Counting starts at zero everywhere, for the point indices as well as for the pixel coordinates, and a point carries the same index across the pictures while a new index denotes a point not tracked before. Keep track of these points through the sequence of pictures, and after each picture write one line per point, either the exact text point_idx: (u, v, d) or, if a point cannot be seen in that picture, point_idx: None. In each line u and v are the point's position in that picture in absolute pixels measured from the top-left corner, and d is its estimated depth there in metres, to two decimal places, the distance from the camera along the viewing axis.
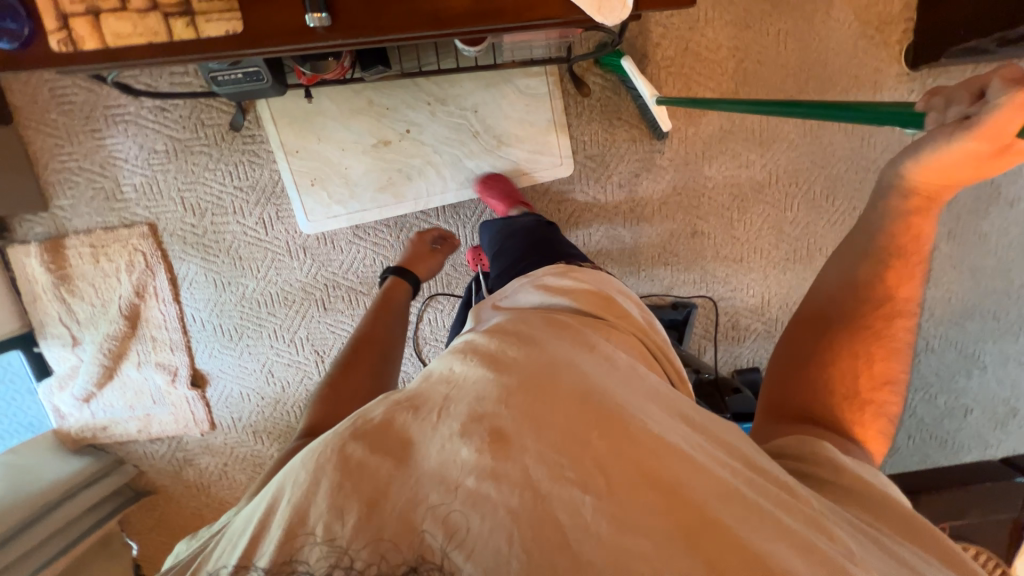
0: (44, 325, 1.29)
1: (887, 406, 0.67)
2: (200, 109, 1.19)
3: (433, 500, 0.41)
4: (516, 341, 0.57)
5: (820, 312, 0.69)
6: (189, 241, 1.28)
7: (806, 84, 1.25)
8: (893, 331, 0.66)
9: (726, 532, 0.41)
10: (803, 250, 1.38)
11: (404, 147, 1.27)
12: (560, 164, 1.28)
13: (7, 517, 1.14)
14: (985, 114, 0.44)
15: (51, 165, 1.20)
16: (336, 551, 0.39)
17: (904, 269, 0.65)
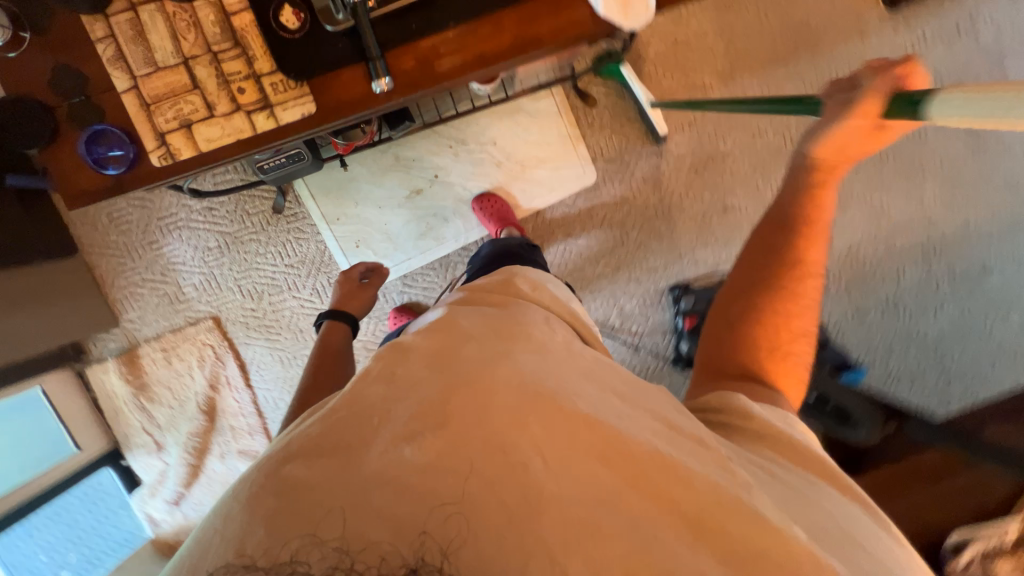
0: (129, 436, 1.34)
1: (805, 357, 0.69)
2: (243, 200, 1.27)
3: (377, 502, 0.45)
4: (442, 336, 0.59)
5: (754, 267, 0.72)
6: (252, 325, 1.33)
7: (795, 47, 1.31)
8: (806, 289, 0.69)
9: (651, 493, 0.47)
10: None
11: (436, 192, 1.33)
12: (584, 172, 1.34)
13: None
14: (861, 95, 0.56)
15: (116, 283, 1.28)
16: (327, 559, 0.43)
17: (813, 231, 0.69)
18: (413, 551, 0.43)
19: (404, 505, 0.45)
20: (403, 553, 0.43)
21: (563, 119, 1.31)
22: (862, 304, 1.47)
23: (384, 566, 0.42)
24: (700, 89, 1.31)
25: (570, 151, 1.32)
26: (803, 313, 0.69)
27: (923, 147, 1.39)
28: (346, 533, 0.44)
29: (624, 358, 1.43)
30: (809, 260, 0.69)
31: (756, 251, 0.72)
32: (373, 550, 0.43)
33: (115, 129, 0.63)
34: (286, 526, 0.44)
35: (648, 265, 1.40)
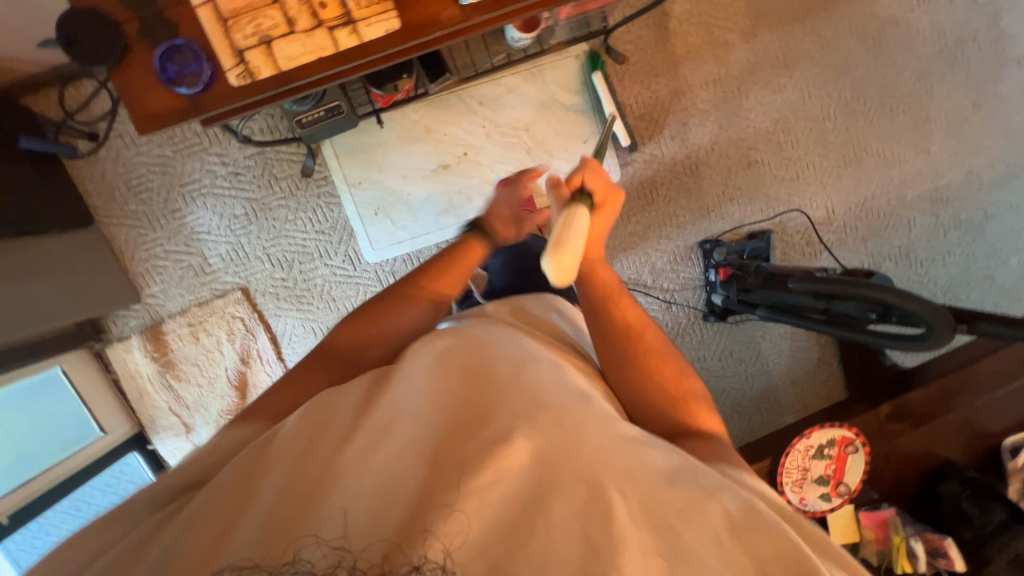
0: (155, 419, 1.28)
1: (695, 392, 0.70)
2: (271, 164, 1.23)
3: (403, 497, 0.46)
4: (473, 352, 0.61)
5: (607, 332, 0.73)
6: (283, 295, 1.28)
7: (810, 4, 1.37)
8: (651, 343, 0.72)
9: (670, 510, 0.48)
10: (851, 152, 1.45)
11: (463, 168, 1.29)
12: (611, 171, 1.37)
13: None
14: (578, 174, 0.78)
15: (137, 255, 1.23)
16: (335, 555, 0.42)
17: (616, 296, 0.76)
18: (418, 552, 0.42)
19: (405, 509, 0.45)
20: (406, 555, 0.42)
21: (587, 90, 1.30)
22: (882, 253, 1.50)
23: (387, 563, 0.42)
24: (721, 46, 1.35)
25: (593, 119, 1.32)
26: (666, 357, 0.71)
27: (933, 98, 1.44)
28: (349, 532, 0.43)
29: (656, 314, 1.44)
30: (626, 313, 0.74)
31: (598, 320, 0.74)
32: (377, 545, 0.43)
33: (193, 45, 0.67)
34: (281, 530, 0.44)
35: (678, 222, 1.42)
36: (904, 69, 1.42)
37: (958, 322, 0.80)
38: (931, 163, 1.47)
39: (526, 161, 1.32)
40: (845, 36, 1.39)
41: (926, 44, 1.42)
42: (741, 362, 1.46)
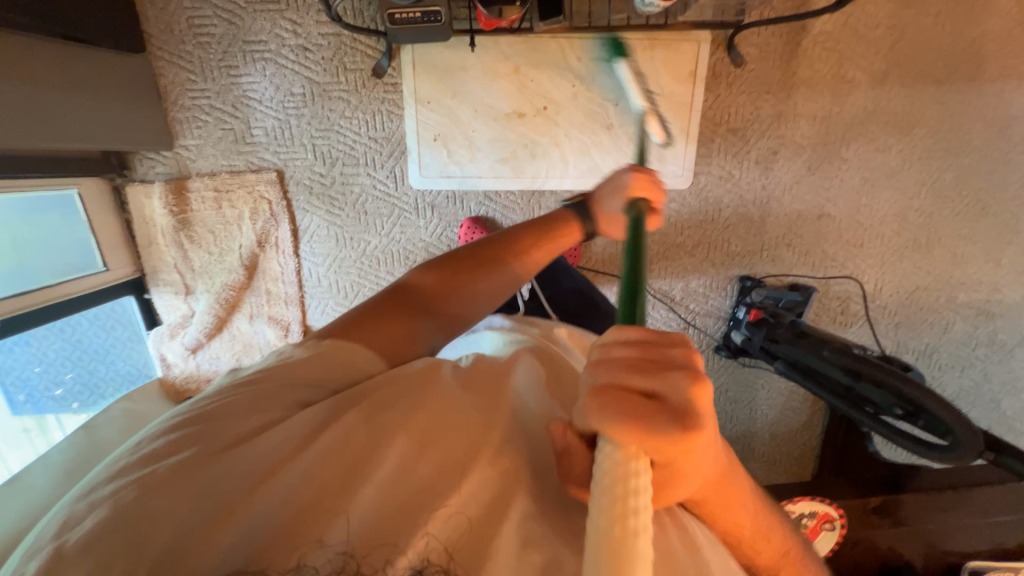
0: (158, 270, 1.28)
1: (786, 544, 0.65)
2: (344, 51, 1.13)
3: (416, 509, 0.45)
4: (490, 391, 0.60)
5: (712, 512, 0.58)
6: (315, 192, 1.23)
7: (955, 69, 1.24)
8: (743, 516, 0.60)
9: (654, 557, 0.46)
10: (924, 238, 1.38)
11: (537, 123, 1.21)
12: (679, 176, 1.30)
13: None
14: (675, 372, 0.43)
15: (180, 101, 1.16)
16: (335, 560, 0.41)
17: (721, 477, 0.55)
18: (418, 554, 0.42)
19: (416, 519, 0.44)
20: (406, 553, 0.42)
21: (691, 83, 1.21)
22: (909, 346, 1.47)
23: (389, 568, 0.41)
24: (845, 84, 1.24)
25: (683, 118, 1.23)
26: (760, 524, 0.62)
27: None
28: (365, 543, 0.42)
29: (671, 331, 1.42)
30: (756, 548, 0.63)
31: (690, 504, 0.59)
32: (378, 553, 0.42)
33: None
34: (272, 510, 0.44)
35: (727, 250, 1.37)
36: (1015, 172, 1.32)
37: (986, 448, 0.80)
38: (996, 276, 1.41)
39: (603, 139, 1.24)
40: (972, 116, 1.28)
41: None
42: (733, 402, 1.44)
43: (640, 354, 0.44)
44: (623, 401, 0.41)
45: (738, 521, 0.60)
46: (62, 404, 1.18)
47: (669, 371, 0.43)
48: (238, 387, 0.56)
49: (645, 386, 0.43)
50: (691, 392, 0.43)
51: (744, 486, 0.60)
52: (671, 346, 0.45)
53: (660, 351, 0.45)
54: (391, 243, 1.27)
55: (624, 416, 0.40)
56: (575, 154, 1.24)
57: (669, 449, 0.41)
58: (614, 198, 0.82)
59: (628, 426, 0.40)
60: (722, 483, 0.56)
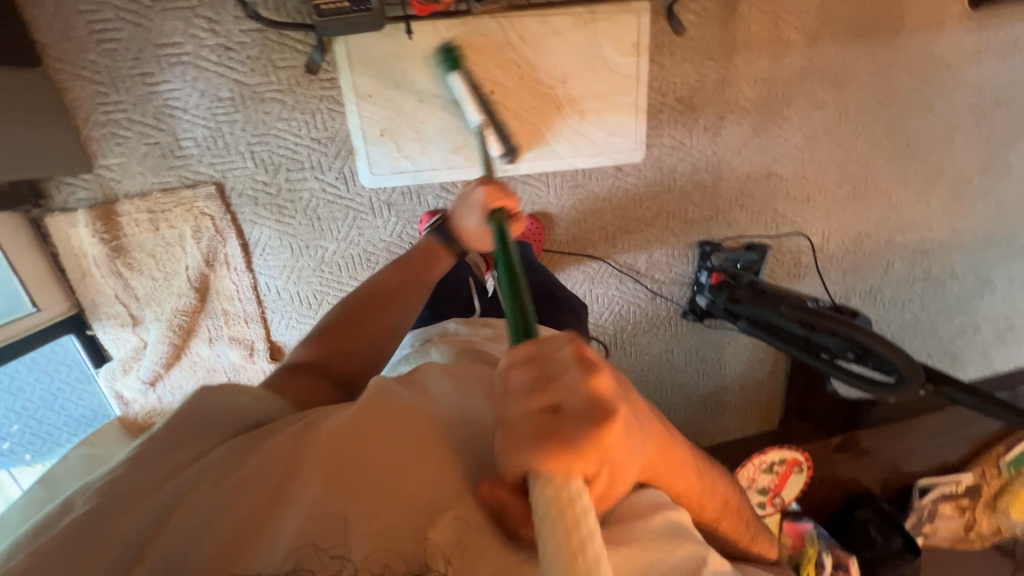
0: (98, 304, 1.18)
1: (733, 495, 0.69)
2: (272, 48, 1.06)
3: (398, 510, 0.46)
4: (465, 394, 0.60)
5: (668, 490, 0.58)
6: (261, 201, 1.16)
7: (880, 22, 1.30)
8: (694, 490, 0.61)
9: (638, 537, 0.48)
10: (863, 187, 1.46)
11: (487, 109, 1.18)
12: (634, 149, 1.30)
13: None
14: (568, 374, 0.43)
15: (93, 118, 1.05)
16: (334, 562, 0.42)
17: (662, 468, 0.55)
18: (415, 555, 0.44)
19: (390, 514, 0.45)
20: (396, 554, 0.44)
21: (637, 55, 1.20)
22: (856, 289, 1.57)
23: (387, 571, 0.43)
24: (782, 44, 1.28)
25: (631, 91, 1.24)
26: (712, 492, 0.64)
27: (953, 153, 1.45)
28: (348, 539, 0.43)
29: (640, 302, 1.46)
30: (708, 509, 0.62)
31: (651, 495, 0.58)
32: (377, 554, 0.43)
33: None
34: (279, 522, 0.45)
35: (686, 217, 1.40)
36: (938, 117, 1.41)
37: (927, 379, 0.87)
38: (927, 216, 1.52)
39: (554, 119, 1.23)
40: (898, 67, 1.35)
41: (966, 96, 1.40)
42: (703, 362, 1.50)
43: (536, 369, 0.43)
44: (535, 423, 0.42)
45: (684, 489, 0.58)
46: (15, 457, 1.11)
47: (562, 375, 0.43)
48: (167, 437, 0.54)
49: (548, 399, 0.42)
50: (587, 393, 0.42)
51: (684, 456, 0.59)
52: (558, 350, 0.44)
53: (551, 355, 0.44)
54: (351, 248, 1.23)
55: (536, 440, 0.41)
56: (529, 138, 1.24)
57: (587, 458, 0.41)
58: (471, 213, 0.87)
59: (547, 451, 0.40)
60: (661, 458, 0.54)
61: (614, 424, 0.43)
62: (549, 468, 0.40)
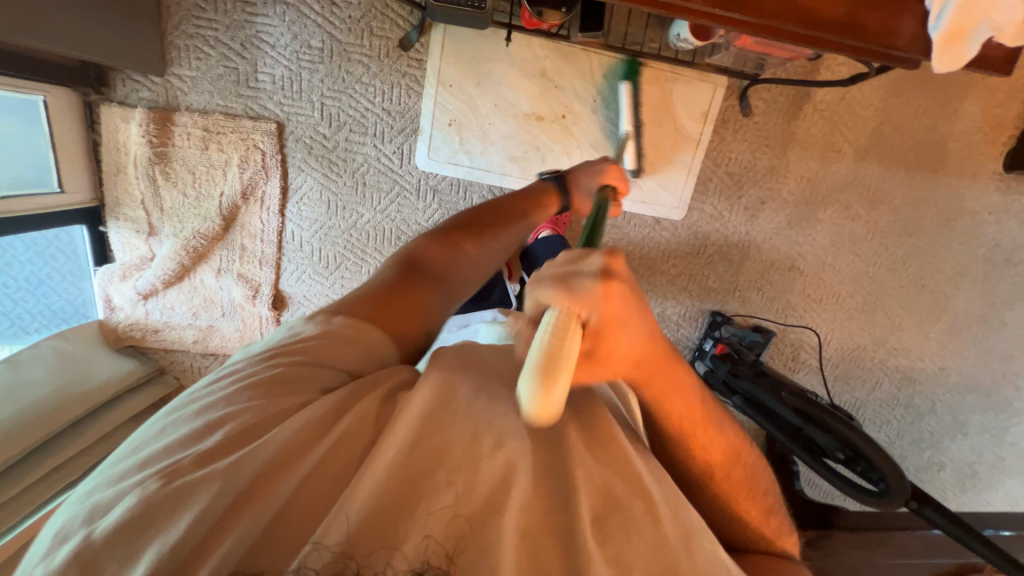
0: (120, 203, 1.16)
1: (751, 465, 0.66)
2: (374, 15, 1.09)
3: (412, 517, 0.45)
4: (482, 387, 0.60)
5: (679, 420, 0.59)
6: (315, 152, 1.17)
7: (921, 160, 1.39)
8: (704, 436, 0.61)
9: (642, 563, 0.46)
10: (871, 303, 1.52)
11: (553, 129, 1.22)
12: (675, 208, 1.35)
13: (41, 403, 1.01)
14: (593, 254, 0.47)
15: (183, 28, 1.07)
16: (336, 559, 0.41)
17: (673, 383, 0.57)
18: (419, 556, 0.43)
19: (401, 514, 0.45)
20: (404, 556, 0.43)
21: (702, 123, 1.27)
22: (843, 397, 1.61)
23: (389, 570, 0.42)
24: (833, 152, 1.36)
25: (687, 154, 1.29)
26: (724, 442, 0.63)
27: (959, 296, 1.52)
28: (350, 534, 0.43)
29: None
30: (714, 455, 0.62)
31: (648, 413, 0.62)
32: (378, 554, 0.42)
33: None
34: (291, 512, 0.44)
35: (705, 284, 1.44)
36: (953, 259, 1.49)
37: (912, 496, 0.91)
38: (922, 348, 1.57)
39: (612, 157, 1.27)
40: (928, 203, 1.43)
41: (983, 246, 1.48)
42: None
43: (572, 256, 0.49)
44: (556, 278, 0.46)
45: (691, 420, 0.59)
46: None
47: (588, 255, 0.48)
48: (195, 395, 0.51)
49: (573, 270, 0.47)
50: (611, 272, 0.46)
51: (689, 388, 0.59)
52: (593, 253, 0.48)
53: (587, 252, 0.48)
54: (385, 221, 1.23)
55: (550, 286, 0.46)
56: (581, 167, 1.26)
57: (588, 311, 0.45)
58: (590, 177, 0.88)
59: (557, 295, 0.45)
60: (668, 377, 0.56)
61: (626, 298, 0.47)
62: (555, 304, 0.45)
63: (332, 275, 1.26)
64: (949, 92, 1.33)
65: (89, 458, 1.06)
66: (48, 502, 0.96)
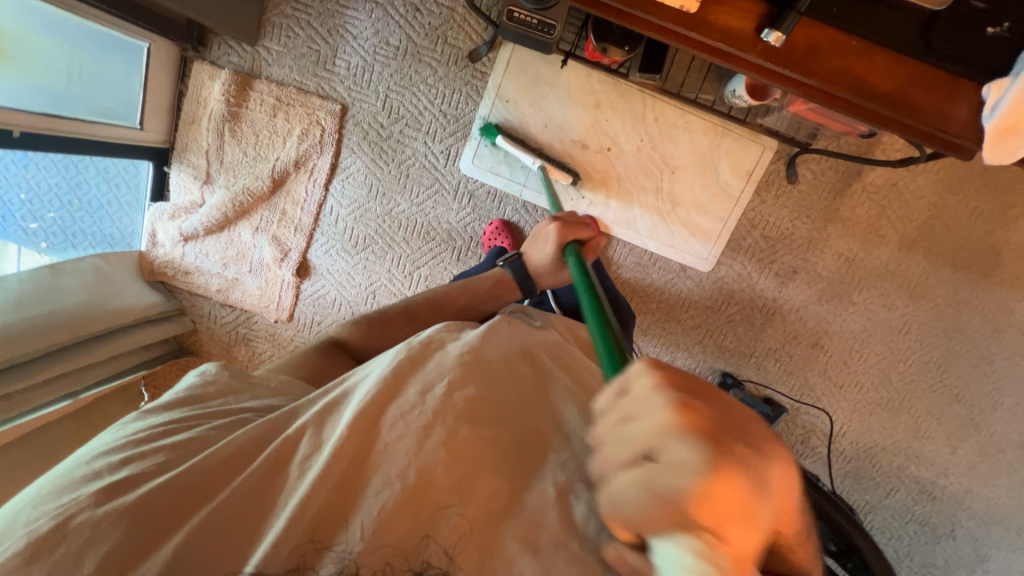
0: (187, 150, 1.26)
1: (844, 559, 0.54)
2: (451, 26, 1.16)
3: (384, 526, 0.49)
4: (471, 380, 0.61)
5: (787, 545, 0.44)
6: (369, 139, 1.24)
7: (971, 263, 1.33)
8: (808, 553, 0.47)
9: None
10: (897, 402, 1.43)
11: (595, 160, 1.26)
12: (704, 259, 1.34)
13: (68, 312, 1.07)
14: (651, 403, 0.36)
15: (281, 9, 1.18)
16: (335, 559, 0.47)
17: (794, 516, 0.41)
18: (419, 557, 0.48)
19: (381, 526, 0.49)
20: (402, 558, 0.48)
21: (744, 182, 1.27)
22: (850, 496, 1.50)
23: (387, 568, 0.47)
24: (877, 237, 1.32)
25: (723, 210, 1.29)
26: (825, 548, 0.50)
27: (996, 415, 1.41)
28: (346, 535, 0.48)
29: None
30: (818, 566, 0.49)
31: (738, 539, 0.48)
32: (379, 554, 0.48)
33: None
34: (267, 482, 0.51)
35: (721, 342, 1.41)
36: (994, 373, 1.39)
37: None
38: (948, 462, 1.45)
39: (649, 200, 1.29)
40: (974, 309, 1.36)
41: None
42: None
43: (617, 412, 0.39)
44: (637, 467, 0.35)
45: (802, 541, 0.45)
46: (32, 239, 1.17)
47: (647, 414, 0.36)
48: (181, 414, 0.58)
49: (641, 442, 0.36)
50: (690, 439, 0.34)
51: (808, 505, 0.46)
52: (633, 384, 0.39)
53: (630, 393, 0.38)
54: (417, 213, 1.28)
55: (641, 494, 0.34)
56: (618, 202, 1.29)
57: (705, 512, 0.32)
58: (545, 245, 0.93)
59: (654, 513, 0.34)
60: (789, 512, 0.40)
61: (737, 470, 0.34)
62: (665, 516, 0.33)
63: (358, 255, 1.31)
64: (1011, 199, 1.28)
65: (98, 372, 1.14)
66: (48, 404, 1.03)
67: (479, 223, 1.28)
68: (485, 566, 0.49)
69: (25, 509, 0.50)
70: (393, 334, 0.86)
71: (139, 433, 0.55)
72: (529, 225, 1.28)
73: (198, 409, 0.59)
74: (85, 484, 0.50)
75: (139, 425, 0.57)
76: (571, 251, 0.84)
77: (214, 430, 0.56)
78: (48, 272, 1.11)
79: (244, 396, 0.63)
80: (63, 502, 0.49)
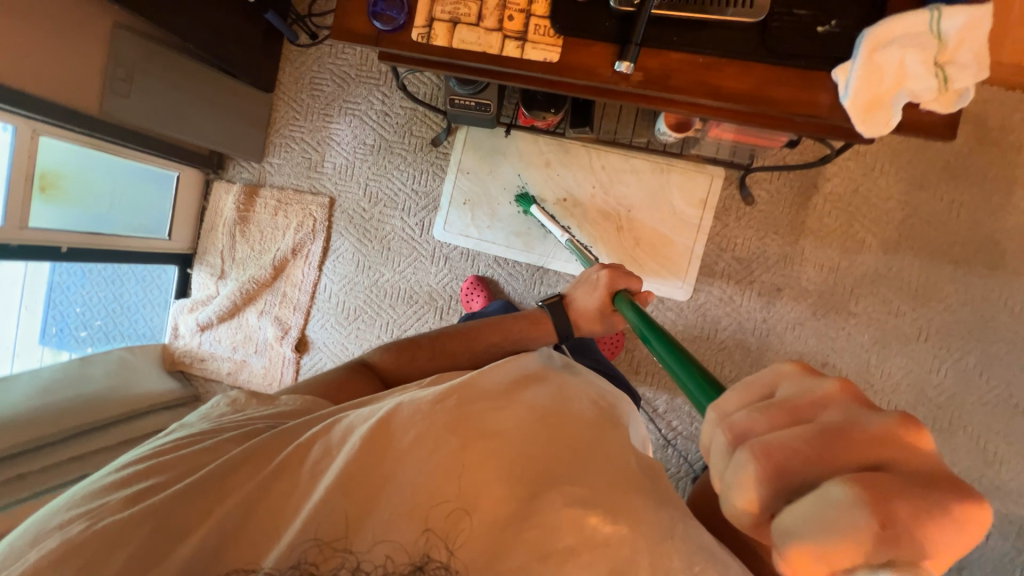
0: (206, 253, 1.48)
1: None
2: (415, 121, 1.38)
3: (385, 526, 0.51)
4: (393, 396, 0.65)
5: None
6: (354, 222, 1.42)
7: (970, 255, 1.25)
8: None
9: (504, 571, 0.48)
10: (945, 420, 1.26)
11: (555, 212, 1.36)
12: (679, 287, 1.34)
13: (82, 411, 1.16)
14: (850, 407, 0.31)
15: (281, 132, 1.45)
16: (333, 556, 0.50)
17: None
18: (419, 552, 0.49)
19: (383, 520, 0.51)
20: (404, 557, 0.49)
21: (702, 210, 1.31)
22: None
23: (390, 564, 0.49)
24: (856, 243, 1.29)
25: (687, 238, 1.33)
26: None
27: None
28: (348, 536, 0.50)
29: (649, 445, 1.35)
30: None
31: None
32: (380, 549, 0.50)
33: None
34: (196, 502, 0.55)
35: (721, 373, 1.33)
36: None
37: None
38: None
39: (612, 239, 1.35)
40: (997, 305, 1.24)
41: None
42: None
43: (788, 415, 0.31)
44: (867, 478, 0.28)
45: None
46: (80, 344, 1.37)
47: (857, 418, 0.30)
48: (202, 435, 0.64)
49: (851, 450, 0.29)
50: (906, 457, 0.29)
51: None
52: (794, 384, 0.33)
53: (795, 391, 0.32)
54: (399, 280, 1.40)
55: (858, 497, 0.27)
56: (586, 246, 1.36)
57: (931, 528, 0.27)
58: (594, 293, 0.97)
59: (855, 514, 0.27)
60: None
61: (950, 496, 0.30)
62: (873, 516, 0.26)
63: (350, 325, 1.41)
64: (989, 185, 1.24)
65: None
66: None
67: (456, 281, 1.38)
68: (490, 569, 0.49)
69: (62, 503, 0.57)
70: (387, 373, 0.91)
71: (161, 446, 0.62)
72: (505, 277, 1.36)
73: (219, 430, 0.65)
74: (115, 490, 0.56)
75: (168, 438, 0.64)
76: (623, 299, 0.87)
77: (227, 441, 0.62)
78: (77, 365, 1.25)
79: (256, 414, 0.68)
80: (91, 506, 0.55)
